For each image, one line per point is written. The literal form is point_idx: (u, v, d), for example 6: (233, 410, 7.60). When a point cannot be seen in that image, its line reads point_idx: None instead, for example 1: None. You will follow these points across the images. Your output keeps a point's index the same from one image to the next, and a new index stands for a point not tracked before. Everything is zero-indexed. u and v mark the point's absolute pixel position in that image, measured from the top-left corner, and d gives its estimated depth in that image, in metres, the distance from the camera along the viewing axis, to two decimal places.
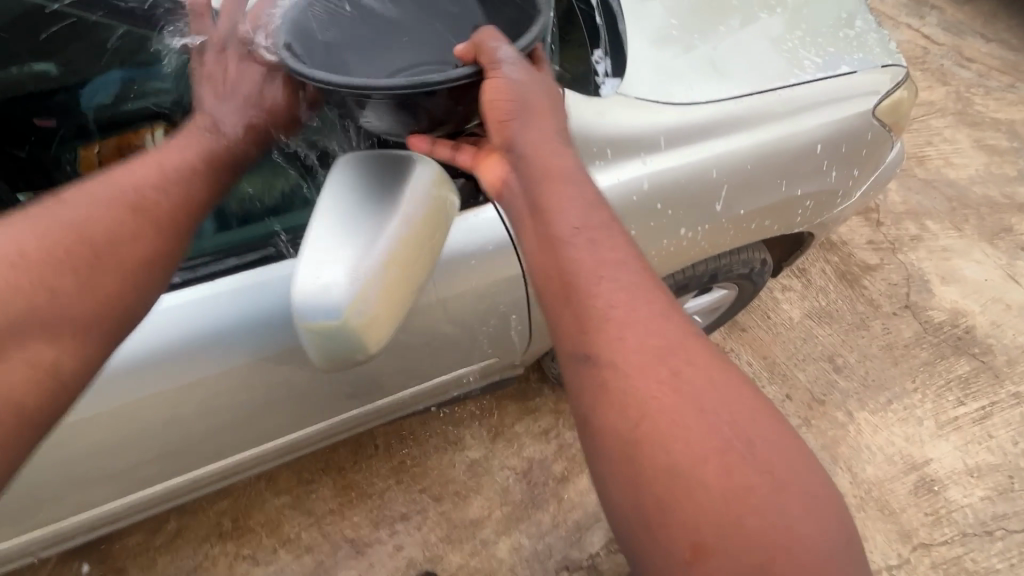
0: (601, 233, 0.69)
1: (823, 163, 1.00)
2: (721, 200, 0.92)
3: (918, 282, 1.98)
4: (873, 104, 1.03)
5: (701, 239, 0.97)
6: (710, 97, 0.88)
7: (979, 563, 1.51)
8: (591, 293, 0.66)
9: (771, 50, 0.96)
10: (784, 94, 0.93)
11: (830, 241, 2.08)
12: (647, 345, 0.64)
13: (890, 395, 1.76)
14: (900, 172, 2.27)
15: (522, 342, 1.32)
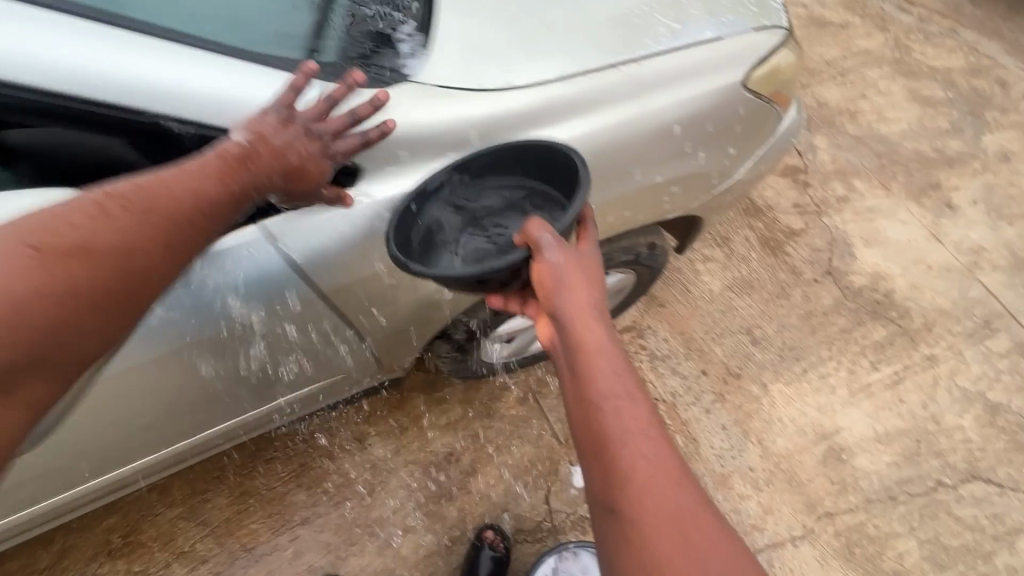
0: (629, 400, 0.77)
1: (687, 144, 0.92)
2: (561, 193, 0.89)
3: (841, 246, 1.94)
4: (744, 74, 0.93)
5: None
6: (533, 79, 0.84)
7: (882, 528, 1.53)
8: (618, 457, 0.73)
9: (613, 22, 0.88)
10: (628, 70, 0.86)
11: (756, 205, 2.00)
12: (665, 508, 0.70)
13: (805, 365, 1.74)
14: (831, 128, 2.18)
15: (392, 352, 1.18)
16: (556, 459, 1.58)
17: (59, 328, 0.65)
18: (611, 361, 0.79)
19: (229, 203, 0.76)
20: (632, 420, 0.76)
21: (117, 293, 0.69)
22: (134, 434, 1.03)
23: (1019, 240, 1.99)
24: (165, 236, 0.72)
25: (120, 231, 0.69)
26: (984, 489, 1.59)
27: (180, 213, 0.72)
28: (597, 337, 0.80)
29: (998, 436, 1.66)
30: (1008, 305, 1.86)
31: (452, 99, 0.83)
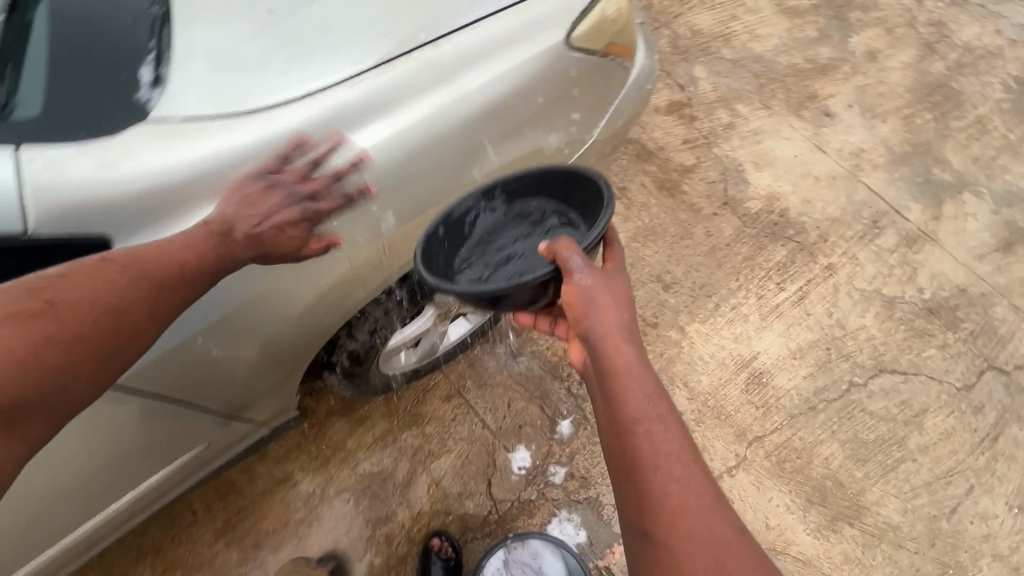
0: (661, 425, 0.79)
1: (521, 119, 0.94)
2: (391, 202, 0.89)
3: (734, 173, 1.95)
4: (562, 36, 0.93)
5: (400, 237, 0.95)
6: (314, 86, 0.82)
7: (806, 439, 1.61)
8: (652, 480, 0.76)
9: (395, 10, 0.88)
10: (423, 54, 0.86)
11: (646, 149, 1.97)
12: (698, 533, 0.74)
13: (716, 300, 1.77)
14: (707, 55, 2.16)
15: (272, 389, 1.12)
16: (492, 448, 1.55)
17: (59, 376, 0.70)
18: (644, 384, 0.81)
19: (222, 262, 0.75)
20: (666, 443, 0.79)
21: (112, 341, 0.73)
22: (124, 482, 1.00)
23: (894, 135, 2.06)
24: (156, 292, 0.73)
25: (118, 290, 0.72)
26: (891, 380, 1.69)
27: (169, 275, 0.72)
28: (631, 362, 0.81)
29: (897, 328, 1.76)
30: (891, 201, 1.94)
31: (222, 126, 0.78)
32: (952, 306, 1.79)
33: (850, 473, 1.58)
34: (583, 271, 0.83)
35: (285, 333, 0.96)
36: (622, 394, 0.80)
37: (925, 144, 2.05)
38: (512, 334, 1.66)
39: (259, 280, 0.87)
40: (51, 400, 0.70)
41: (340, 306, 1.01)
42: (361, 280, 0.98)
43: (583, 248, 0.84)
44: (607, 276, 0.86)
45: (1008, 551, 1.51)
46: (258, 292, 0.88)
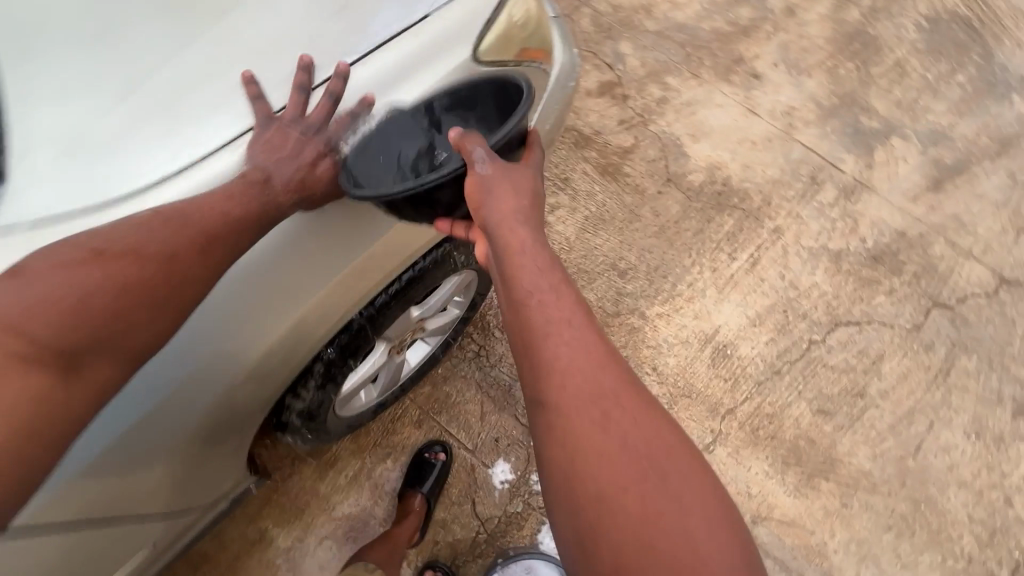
0: (552, 295, 0.79)
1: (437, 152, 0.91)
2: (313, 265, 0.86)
3: (673, 149, 1.94)
4: (470, 50, 0.88)
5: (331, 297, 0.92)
6: (183, 161, 0.77)
7: (776, 403, 1.64)
8: (543, 345, 0.77)
9: (272, 60, 0.82)
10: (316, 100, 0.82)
11: (583, 135, 1.93)
12: (586, 389, 0.75)
13: (673, 279, 1.77)
14: (631, 30, 2.11)
15: (221, 462, 1.05)
16: (469, 467, 1.53)
17: (112, 319, 0.72)
18: (538, 261, 0.81)
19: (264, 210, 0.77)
20: (561, 314, 0.78)
21: (159, 293, 0.74)
22: (167, 483, 0.93)
23: (820, 89, 2.08)
24: (194, 247, 0.73)
25: (164, 237, 0.73)
26: (847, 332, 1.73)
27: (209, 231, 0.73)
28: (528, 243, 0.81)
29: (846, 280, 1.80)
30: (826, 155, 1.97)
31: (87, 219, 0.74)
32: (894, 251, 1.84)
33: (821, 429, 1.62)
34: (482, 165, 0.80)
35: (328, 311, 0.94)
36: (519, 270, 0.80)
37: (850, 94, 2.08)
38: (474, 347, 1.62)
39: (299, 244, 0.84)
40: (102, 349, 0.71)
41: (276, 368, 0.93)
42: (297, 337, 0.92)
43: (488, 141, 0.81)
44: (508, 165, 0.83)
45: (971, 477, 1.59)
46: (297, 255, 0.84)
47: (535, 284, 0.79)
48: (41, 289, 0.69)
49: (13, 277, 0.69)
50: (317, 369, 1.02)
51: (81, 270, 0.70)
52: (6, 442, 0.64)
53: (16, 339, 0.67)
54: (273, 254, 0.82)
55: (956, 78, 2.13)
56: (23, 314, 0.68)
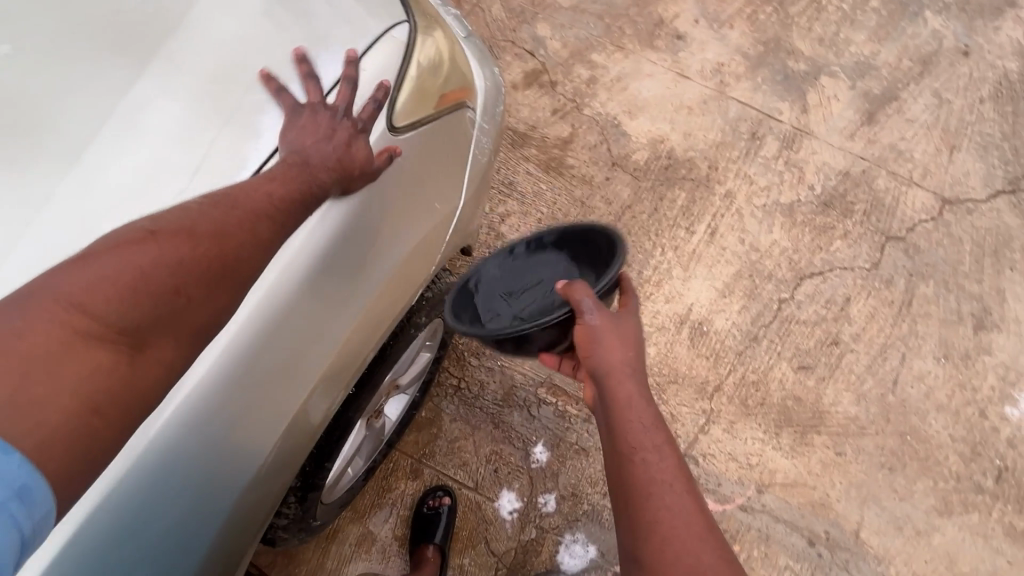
0: (655, 455, 0.89)
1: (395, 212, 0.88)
2: (333, 300, 0.83)
3: (611, 129, 1.87)
4: (386, 118, 0.84)
5: (347, 343, 0.89)
6: None
7: (759, 368, 1.66)
8: (644, 501, 0.87)
9: (148, 199, 0.73)
10: None
11: (519, 133, 1.84)
12: (682, 554, 0.83)
13: (638, 266, 1.73)
14: (545, 10, 2.00)
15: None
16: (474, 505, 1.48)
17: (172, 300, 0.66)
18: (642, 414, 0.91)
19: (307, 190, 0.76)
20: (663, 474, 0.88)
21: (217, 271, 0.70)
22: (207, 509, 0.80)
23: (744, 40, 2.04)
24: (249, 225, 0.72)
25: (217, 217, 0.71)
26: (813, 283, 1.75)
27: (262, 209, 0.72)
28: (631, 393, 0.92)
29: (802, 232, 1.81)
30: (762, 108, 1.95)
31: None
32: (842, 192, 1.86)
33: (804, 385, 1.65)
34: (594, 315, 0.91)
35: (364, 319, 0.91)
36: (628, 419, 0.91)
37: (774, 39, 2.05)
38: (453, 381, 1.56)
39: (345, 230, 0.83)
40: (162, 323, 0.66)
41: (256, 510, 0.91)
42: (278, 468, 0.90)
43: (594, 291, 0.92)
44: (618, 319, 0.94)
45: (947, 400, 1.67)
46: (344, 241, 0.83)
47: (638, 440, 0.89)
48: (97, 269, 0.62)
49: (69, 264, 0.63)
50: (298, 481, 1.01)
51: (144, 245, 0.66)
52: (71, 410, 0.57)
53: (77, 316, 0.60)
54: (320, 241, 0.80)
55: (870, 5, 2.13)
56: (85, 291, 0.61)
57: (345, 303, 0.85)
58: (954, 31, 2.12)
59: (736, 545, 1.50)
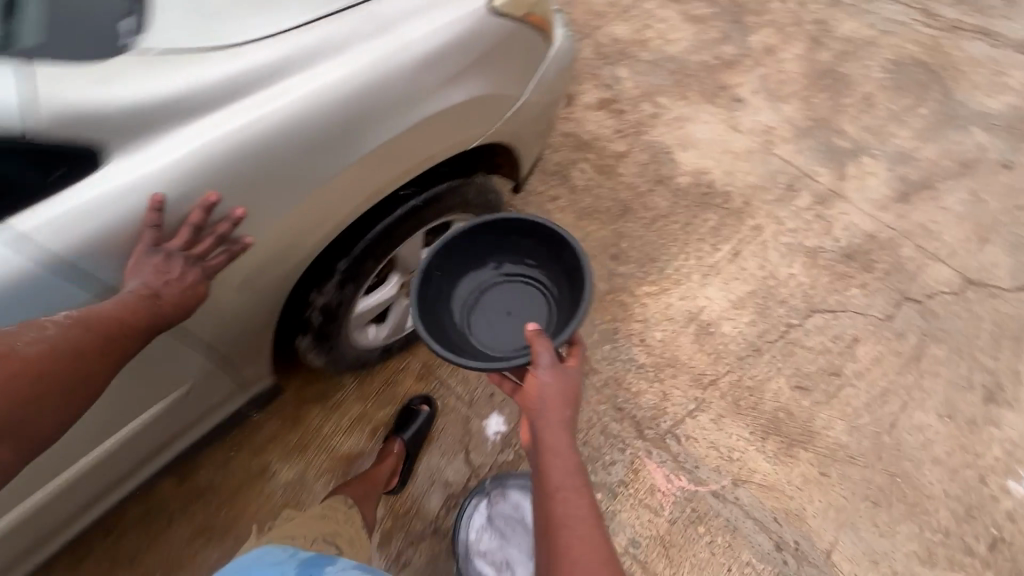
0: (575, 495, 0.91)
1: (476, 58, 1.07)
2: (413, 100, 0.99)
3: (662, 156, 2.16)
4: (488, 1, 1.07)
5: (404, 145, 1.03)
6: (268, 30, 0.87)
7: (756, 376, 1.74)
8: (554, 498, 0.91)
9: None
10: (374, 7, 0.95)
11: (583, 140, 2.16)
12: (579, 538, 0.87)
13: (661, 264, 1.92)
14: (628, 59, 2.40)
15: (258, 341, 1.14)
16: (465, 419, 1.61)
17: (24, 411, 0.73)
18: (568, 464, 0.93)
19: (154, 320, 0.82)
20: (574, 501, 0.90)
21: (72, 385, 0.77)
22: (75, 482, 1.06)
23: (796, 114, 2.33)
24: (111, 337, 0.78)
25: (76, 333, 0.76)
26: (823, 317, 1.86)
27: (118, 328, 0.78)
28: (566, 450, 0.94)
29: (822, 273, 1.95)
30: (802, 168, 2.18)
31: (163, 62, 0.81)
32: (866, 250, 2.00)
33: (798, 403, 1.71)
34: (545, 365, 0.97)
35: (426, 135, 1.05)
36: (548, 464, 0.93)
37: (824, 119, 2.33)
38: None
39: (446, 51, 1.01)
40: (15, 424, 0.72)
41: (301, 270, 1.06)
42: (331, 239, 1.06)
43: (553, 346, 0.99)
44: (565, 375, 0.99)
45: (945, 456, 1.66)
46: (443, 56, 1.01)
47: (563, 480, 0.92)
48: None
49: None
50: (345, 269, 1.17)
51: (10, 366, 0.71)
52: None
53: None
54: (427, 44, 0.98)
55: (919, 111, 2.38)
56: None
57: (422, 105, 1.01)
58: (997, 146, 2.31)
59: (701, 527, 1.53)
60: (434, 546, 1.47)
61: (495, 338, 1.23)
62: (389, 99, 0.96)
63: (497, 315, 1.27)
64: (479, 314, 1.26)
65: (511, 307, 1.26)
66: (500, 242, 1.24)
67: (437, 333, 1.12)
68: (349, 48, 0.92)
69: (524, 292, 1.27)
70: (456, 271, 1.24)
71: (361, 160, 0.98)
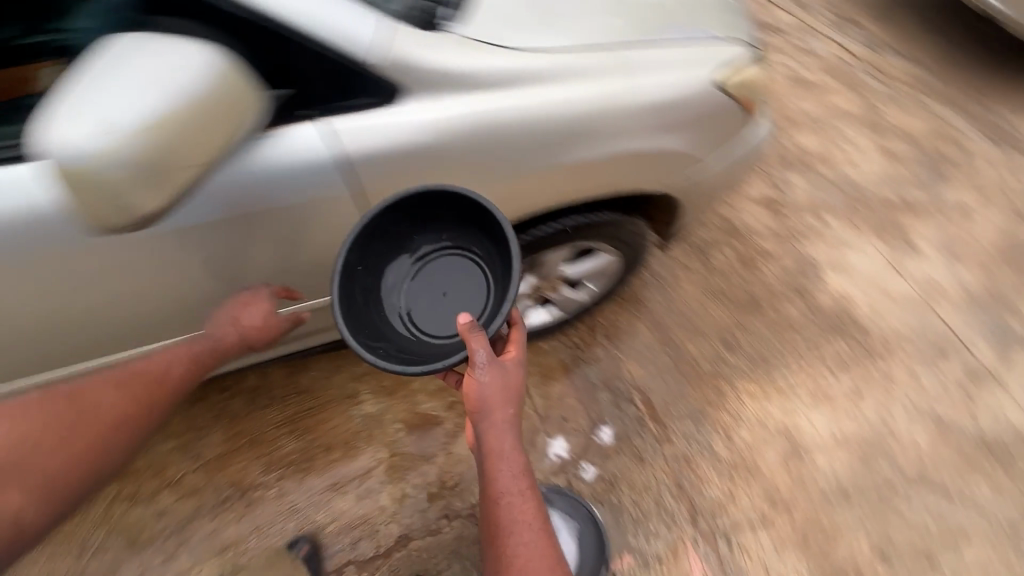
0: (519, 498, 0.97)
1: (688, 119, 1.19)
2: (625, 134, 1.13)
3: (810, 270, 2.09)
4: (717, 75, 1.19)
5: (601, 167, 1.16)
6: (545, 45, 1.04)
7: (835, 522, 1.65)
8: (499, 501, 0.97)
9: (617, 18, 1.14)
10: (629, 51, 1.11)
11: (734, 227, 2.15)
12: (525, 540, 0.94)
13: (772, 370, 1.86)
14: (806, 169, 2.37)
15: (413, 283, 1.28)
16: (534, 431, 1.70)
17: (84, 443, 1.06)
18: (513, 466, 0.99)
19: (164, 376, 1.12)
20: (520, 504, 0.97)
21: (115, 420, 1.08)
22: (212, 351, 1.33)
23: (974, 280, 2.14)
24: (128, 389, 1.10)
25: (109, 389, 1.09)
26: (933, 495, 1.70)
27: (136, 382, 1.10)
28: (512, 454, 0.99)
29: (949, 450, 1.77)
30: (961, 336, 2.00)
31: (466, 45, 0.99)
32: (1008, 448, 1.79)
33: (871, 567, 1.60)
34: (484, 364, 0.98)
35: (621, 166, 1.18)
36: (495, 468, 0.98)
37: (1004, 296, 2.12)
38: (576, 340, 1.85)
39: (669, 105, 1.14)
40: (70, 462, 1.04)
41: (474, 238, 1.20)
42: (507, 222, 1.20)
43: (488, 342, 0.98)
44: (505, 372, 1.01)
45: None
46: (664, 108, 1.14)
47: (508, 485, 0.97)
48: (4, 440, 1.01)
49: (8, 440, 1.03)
50: None
51: (64, 410, 1.06)
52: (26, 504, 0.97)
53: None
54: (657, 95, 1.12)
55: None
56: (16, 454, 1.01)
57: (630, 140, 1.14)
58: None
59: None
60: (464, 529, 1.52)
61: (440, 327, 1.12)
62: (610, 126, 1.10)
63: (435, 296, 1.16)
64: (416, 304, 1.15)
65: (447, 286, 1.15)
66: (422, 218, 1.10)
67: (383, 349, 1.02)
68: (598, 77, 1.07)
69: (456, 263, 1.16)
70: (379, 261, 1.12)
71: (564, 166, 1.12)
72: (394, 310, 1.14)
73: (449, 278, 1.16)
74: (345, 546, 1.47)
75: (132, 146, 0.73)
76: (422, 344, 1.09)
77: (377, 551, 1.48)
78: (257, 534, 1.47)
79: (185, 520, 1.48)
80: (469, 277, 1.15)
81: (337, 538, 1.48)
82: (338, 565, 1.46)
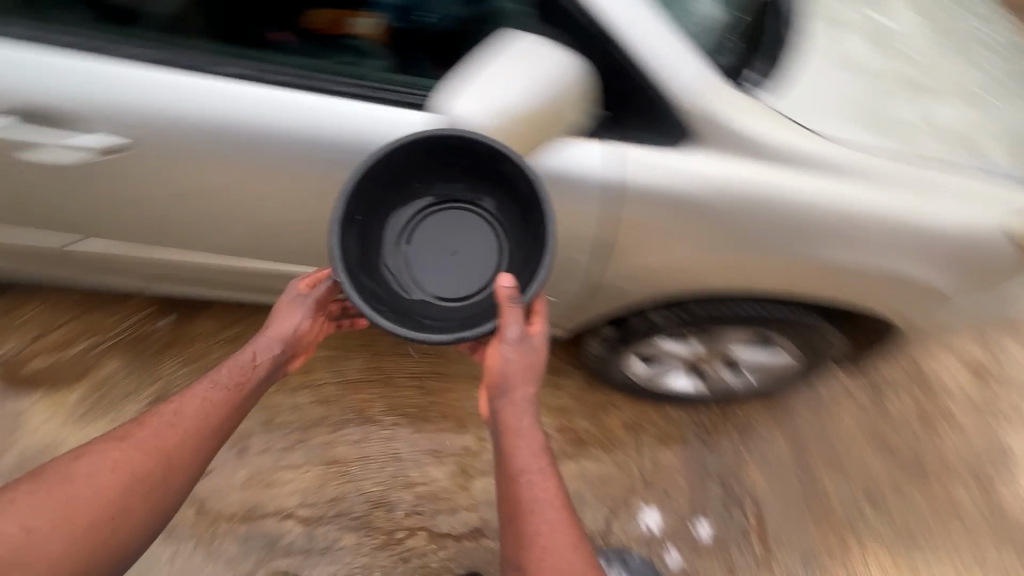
0: (540, 476, 0.97)
1: (959, 261, 1.06)
2: (884, 252, 1.03)
3: (1004, 462, 1.74)
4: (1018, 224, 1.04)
5: (841, 274, 1.07)
6: (845, 139, 0.96)
7: None
8: (521, 478, 0.97)
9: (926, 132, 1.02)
10: (928, 171, 1.00)
11: (927, 378, 1.82)
12: (546, 519, 0.95)
13: (913, 550, 1.63)
14: None
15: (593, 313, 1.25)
16: (633, 492, 1.65)
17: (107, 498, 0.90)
18: (531, 442, 0.99)
19: (190, 416, 0.97)
20: (541, 481, 0.97)
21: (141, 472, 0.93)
22: None
23: None
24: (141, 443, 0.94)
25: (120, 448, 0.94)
26: None
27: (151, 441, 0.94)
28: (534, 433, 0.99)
29: None
30: None
31: (768, 116, 0.92)
32: None
33: None
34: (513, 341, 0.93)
35: (860, 280, 1.08)
36: (518, 441, 0.99)
37: None
38: (705, 422, 1.74)
39: (945, 238, 1.02)
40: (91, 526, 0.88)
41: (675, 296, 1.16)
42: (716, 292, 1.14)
43: (522, 318, 0.92)
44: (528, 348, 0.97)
45: None
46: (938, 240, 1.02)
47: (528, 462, 0.97)
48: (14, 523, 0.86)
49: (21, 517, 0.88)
50: (688, 314, 1.24)
51: (60, 487, 0.90)
52: None
53: None
54: (938, 226, 1.01)
55: None
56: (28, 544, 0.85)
57: (885, 258, 1.04)
58: None
59: None
60: None
61: (460, 288, 1.07)
62: (872, 239, 1.01)
63: (441, 255, 1.10)
64: (419, 266, 1.09)
65: (454, 244, 1.09)
66: (432, 169, 1.02)
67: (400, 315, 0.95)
68: (886, 186, 0.98)
69: (468, 215, 1.09)
70: (377, 215, 1.04)
71: (804, 262, 1.05)
72: (400, 269, 1.07)
73: (459, 234, 1.10)
74: (429, 514, 1.52)
75: (496, 133, 0.81)
76: (434, 307, 1.03)
77: (452, 530, 1.52)
78: (359, 464, 1.55)
79: (309, 424, 1.58)
80: (481, 234, 1.09)
81: (423, 504, 1.53)
82: (417, 527, 1.51)
